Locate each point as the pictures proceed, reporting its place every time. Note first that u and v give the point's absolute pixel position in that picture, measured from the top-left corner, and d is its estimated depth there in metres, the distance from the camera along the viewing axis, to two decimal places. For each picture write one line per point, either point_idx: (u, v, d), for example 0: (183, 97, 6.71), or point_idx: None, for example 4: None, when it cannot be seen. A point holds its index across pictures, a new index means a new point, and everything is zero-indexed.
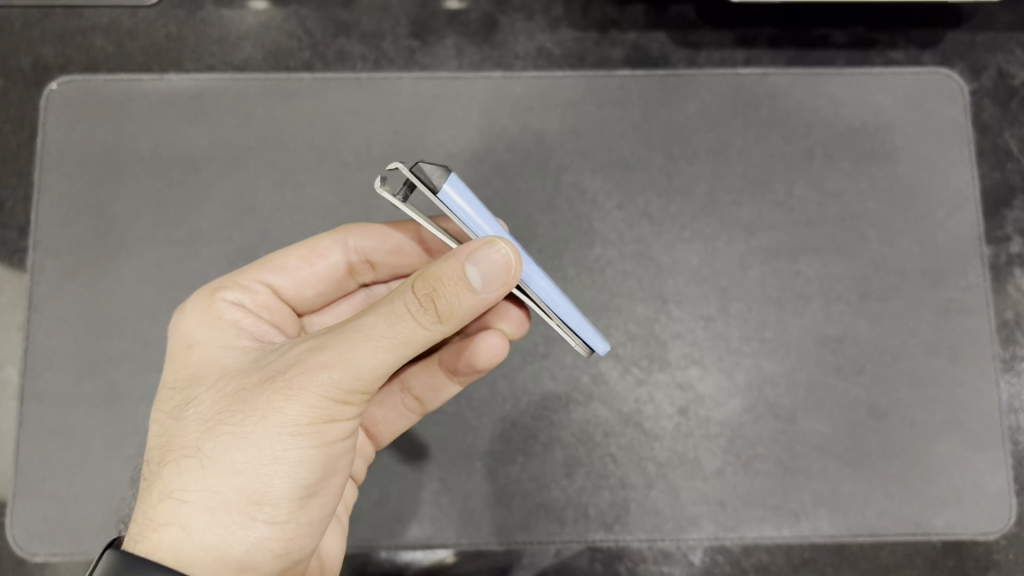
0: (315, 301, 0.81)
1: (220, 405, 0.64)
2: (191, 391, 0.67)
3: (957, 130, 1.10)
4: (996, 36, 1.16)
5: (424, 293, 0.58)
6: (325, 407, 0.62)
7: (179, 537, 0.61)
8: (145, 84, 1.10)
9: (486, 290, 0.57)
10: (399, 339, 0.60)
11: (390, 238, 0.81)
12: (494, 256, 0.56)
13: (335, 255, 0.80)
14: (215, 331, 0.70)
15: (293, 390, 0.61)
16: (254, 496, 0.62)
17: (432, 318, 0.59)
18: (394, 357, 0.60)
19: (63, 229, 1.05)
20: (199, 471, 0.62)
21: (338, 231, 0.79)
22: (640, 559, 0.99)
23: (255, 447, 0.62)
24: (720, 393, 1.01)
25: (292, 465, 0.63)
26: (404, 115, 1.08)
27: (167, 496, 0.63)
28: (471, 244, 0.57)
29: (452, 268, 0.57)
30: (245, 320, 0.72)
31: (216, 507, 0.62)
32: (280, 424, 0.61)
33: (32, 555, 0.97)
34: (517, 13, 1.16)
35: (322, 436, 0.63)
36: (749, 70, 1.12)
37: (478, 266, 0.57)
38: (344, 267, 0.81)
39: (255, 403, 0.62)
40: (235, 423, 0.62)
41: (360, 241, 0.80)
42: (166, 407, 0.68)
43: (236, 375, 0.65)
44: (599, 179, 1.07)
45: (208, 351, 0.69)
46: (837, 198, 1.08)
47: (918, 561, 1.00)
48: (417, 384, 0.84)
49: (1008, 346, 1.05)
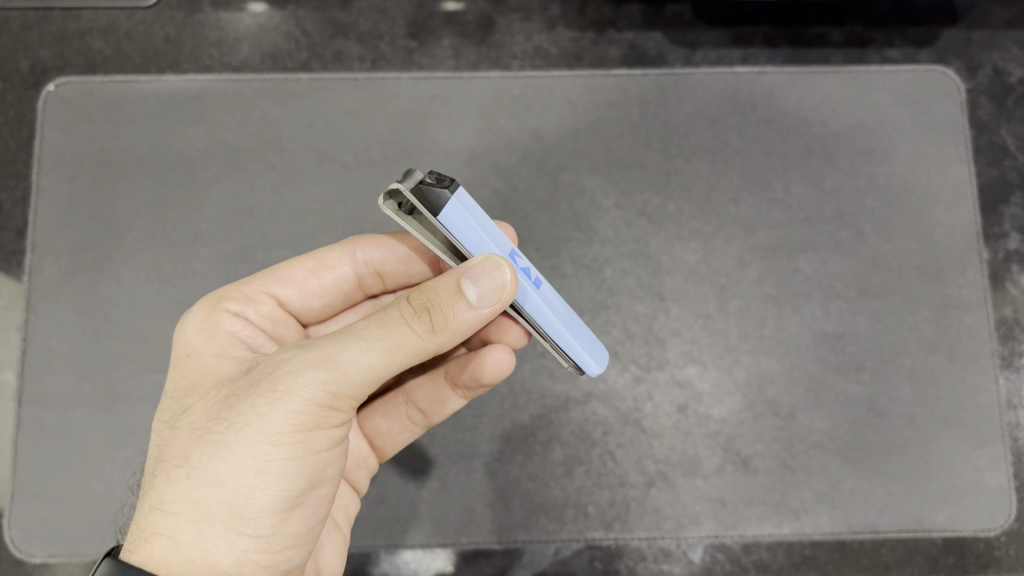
0: (321, 312, 0.81)
1: (208, 414, 0.63)
2: (184, 399, 0.67)
3: (954, 127, 1.11)
4: (991, 33, 1.16)
5: (419, 303, 0.59)
6: (311, 416, 0.61)
7: (166, 548, 0.60)
8: (143, 86, 1.10)
9: (482, 304, 0.58)
10: (388, 346, 0.59)
11: (398, 247, 0.79)
12: (494, 279, 0.57)
13: (343, 267, 0.79)
14: (212, 340, 0.70)
15: (279, 396, 0.61)
16: (238, 507, 0.61)
17: (425, 326, 0.59)
18: (382, 365, 0.60)
19: (61, 230, 1.05)
20: (186, 482, 0.61)
21: (346, 243, 0.79)
22: (640, 558, 0.99)
23: (241, 456, 0.61)
24: (719, 391, 1.01)
25: (276, 476, 0.62)
26: (402, 115, 1.09)
27: (155, 509, 0.62)
28: (468, 262, 0.58)
29: (448, 281, 0.59)
30: (243, 332, 0.72)
31: (201, 518, 0.61)
32: (265, 433, 0.61)
33: (30, 556, 0.97)
34: (514, 14, 1.16)
35: (308, 444, 0.62)
36: (746, 69, 1.12)
37: (474, 283, 0.58)
38: (352, 279, 0.80)
39: (242, 412, 0.61)
40: (222, 432, 0.61)
41: (368, 252, 0.79)
42: (162, 417, 0.68)
43: (227, 384, 0.65)
44: (597, 178, 1.07)
45: (203, 359, 0.69)
46: (835, 195, 1.08)
47: (919, 558, 0.99)
48: (421, 398, 0.83)
49: (1007, 343, 1.05)
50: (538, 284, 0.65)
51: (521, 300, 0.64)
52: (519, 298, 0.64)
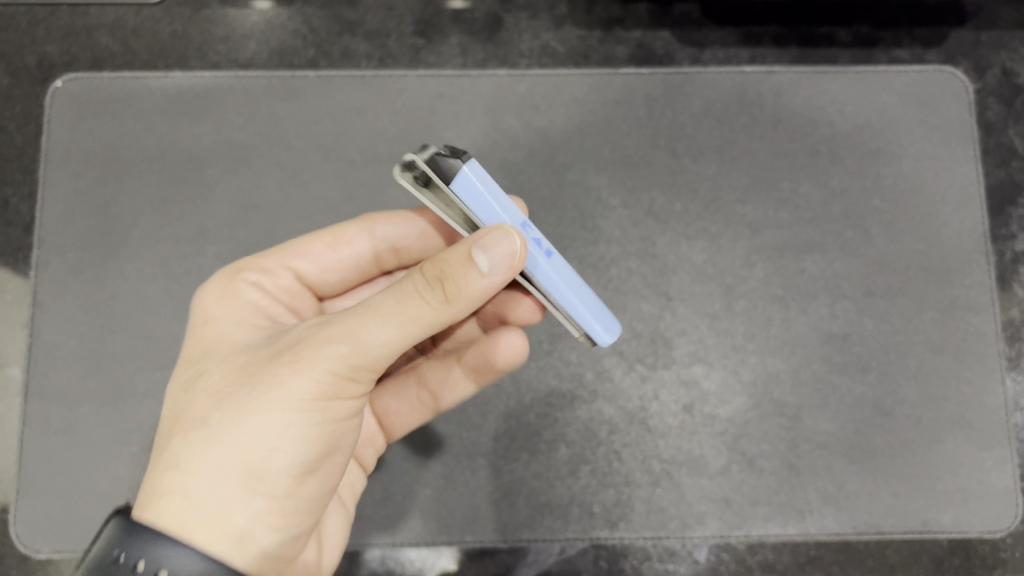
0: (337, 287, 0.81)
1: (229, 380, 0.63)
2: (202, 365, 0.66)
3: (962, 128, 1.10)
4: (1000, 34, 1.16)
5: (433, 274, 0.59)
6: (331, 385, 0.61)
7: (179, 506, 0.59)
8: (150, 82, 1.09)
9: (493, 273, 0.57)
10: (403, 320, 0.59)
11: (418, 222, 0.80)
12: (506, 247, 0.56)
13: (361, 243, 0.80)
14: (233, 311, 0.71)
15: (301, 363, 0.61)
16: (256, 469, 0.60)
17: (439, 298, 0.59)
18: (400, 339, 0.60)
19: (67, 226, 1.05)
20: (203, 443, 0.60)
21: (365, 220, 0.80)
22: (644, 557, 1.01)
23: (259, 419, 0.60)
24: (724, 391, 1.01)
25: (295, 441, 0.61)
26: (408, 113, 1.08)
27: (168, 468, 0.60)
28: (481, 232, 0.57)
29: (461, 252, 0.58)
30: (263, 303, 0.73)
31: (216, 478, 0.59)
32: (285, 397, 0.60)
33: (35, 552, 0.97)
34: (521, 12, 1.16)
35: (327, 413, 0.62)
36: (754, 69, 1.11)
37: (486, 254, 0.57)
38: (369, 256, 0.81)
39: (264, 378, 0.61)
40: (243, 396, 0.61)
41: (387, 229, 0.80)
42: (177, 381, 0.66)
43: (247, 354, 0.65)
44: (604, 177, 1.07)
45: (223, 330, 0.69)
46: (841, 195, 1.07)
47: (925, 560, 1.01)
48: (432, 380, 0.83)
49: (1014, 344, 1.06)
50: (550, 254, 0.64)
51: (533, 269, 0.63)
52: (531, 268, 0.63)
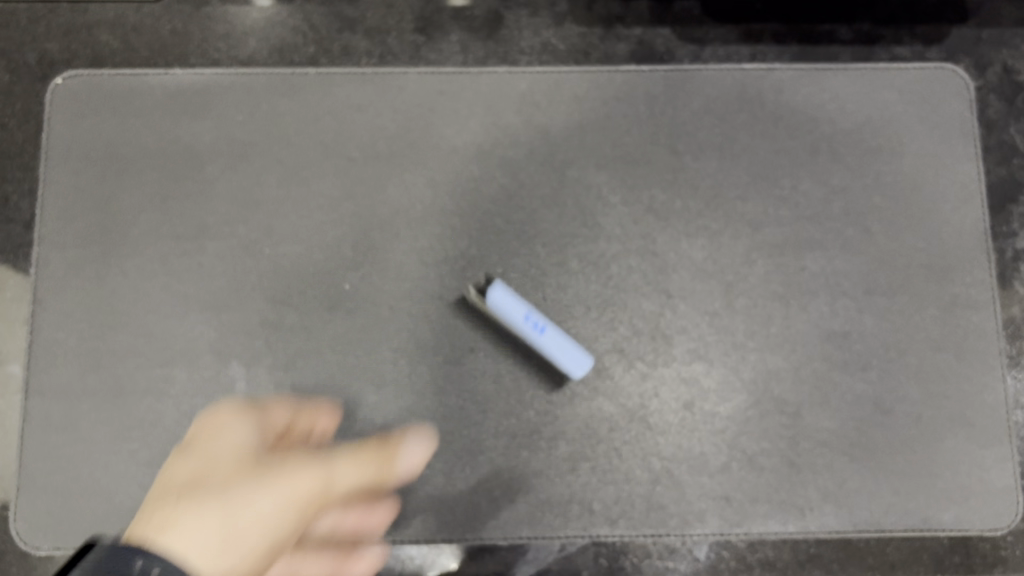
0: (309, 431, 0.88)
1: (235, 463, 0.74)
2: (210, 443, 0.77)
3: (963, 125, 1.10)
4: (1002, 31, 1.15)
5: (372, 454, 0.83)
6: (308, 505, 0.73)
7: (173, 537, 0.67)
8: (150, 78, 1.09)
9: (360, 480, 0.79)
10: (356, 470, 0.78)
11: (330, 420, 0.92)
12: (403, 463, 0.85)
13: (317, 414, 0.91)
14: (246, 417, 0.82)
15: (293, 465, 0.74)
16: (235, 550, 0.69)
17: (357, 471, 0.78)
18: (355, 482, 0.78)
19: (67, 223, 1.05)
20: (214, 498, 0.71)
21: (316, 403, 0.93)
22: (645, 555, 1.02)
23: (247, 497, 0.71)
24: (724, 388, 1.01)
25: (268, 536, 0.71)
26: (409, 110, 1.08)
27: (177, 508, 0.70)
28: (401, 444, 0.88)
29: (366, 461, 0.80)
30: (269, 415, 0.84)
31: (210, 538, 0.68)
32: (277, 490, 0.72)
33: (35, 549, 0.98)
34: (522, 9, 1.15)
35: (299, 523, 0.73)
36: (755, 66, 1.11)
37: (407, 455, 0.88)
38: (329, 418, 0.92)
39: (268, 470, 0.73)
40: (253, 475, 0.72)
41: (322, 420, 0.91)
42: (189, 455, 0.77)
43: (251, 449, 0.77)
44: (604, 174, 1.07)
45: (231, 429, 0.80)
46: (842, 193, 1.07)
47: (925, 558, 1.02)
48: (313, 550, 0.85)
49: (1014, 342, 1.07)
50: (543, 330, 0.93)
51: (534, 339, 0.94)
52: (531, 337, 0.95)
